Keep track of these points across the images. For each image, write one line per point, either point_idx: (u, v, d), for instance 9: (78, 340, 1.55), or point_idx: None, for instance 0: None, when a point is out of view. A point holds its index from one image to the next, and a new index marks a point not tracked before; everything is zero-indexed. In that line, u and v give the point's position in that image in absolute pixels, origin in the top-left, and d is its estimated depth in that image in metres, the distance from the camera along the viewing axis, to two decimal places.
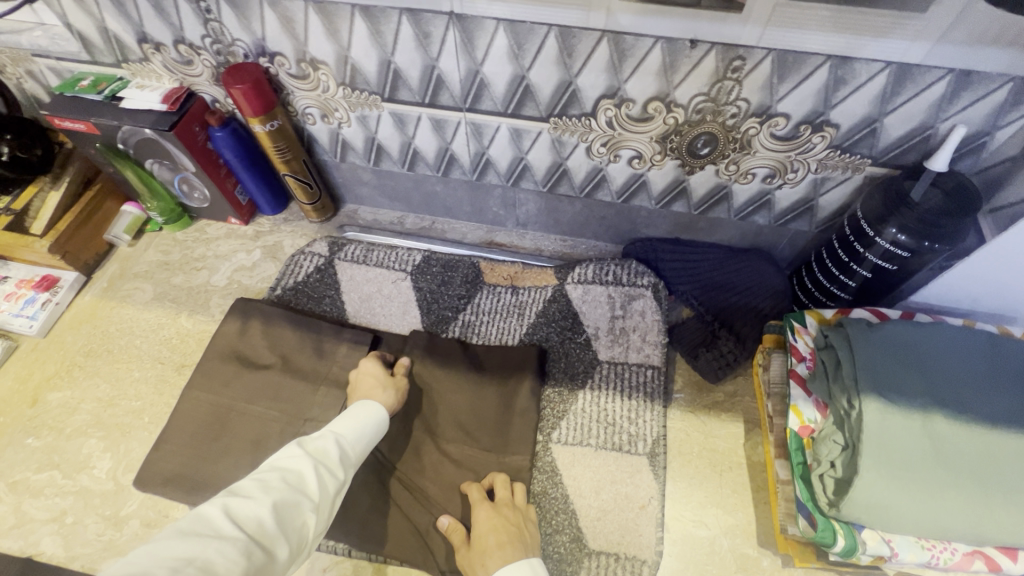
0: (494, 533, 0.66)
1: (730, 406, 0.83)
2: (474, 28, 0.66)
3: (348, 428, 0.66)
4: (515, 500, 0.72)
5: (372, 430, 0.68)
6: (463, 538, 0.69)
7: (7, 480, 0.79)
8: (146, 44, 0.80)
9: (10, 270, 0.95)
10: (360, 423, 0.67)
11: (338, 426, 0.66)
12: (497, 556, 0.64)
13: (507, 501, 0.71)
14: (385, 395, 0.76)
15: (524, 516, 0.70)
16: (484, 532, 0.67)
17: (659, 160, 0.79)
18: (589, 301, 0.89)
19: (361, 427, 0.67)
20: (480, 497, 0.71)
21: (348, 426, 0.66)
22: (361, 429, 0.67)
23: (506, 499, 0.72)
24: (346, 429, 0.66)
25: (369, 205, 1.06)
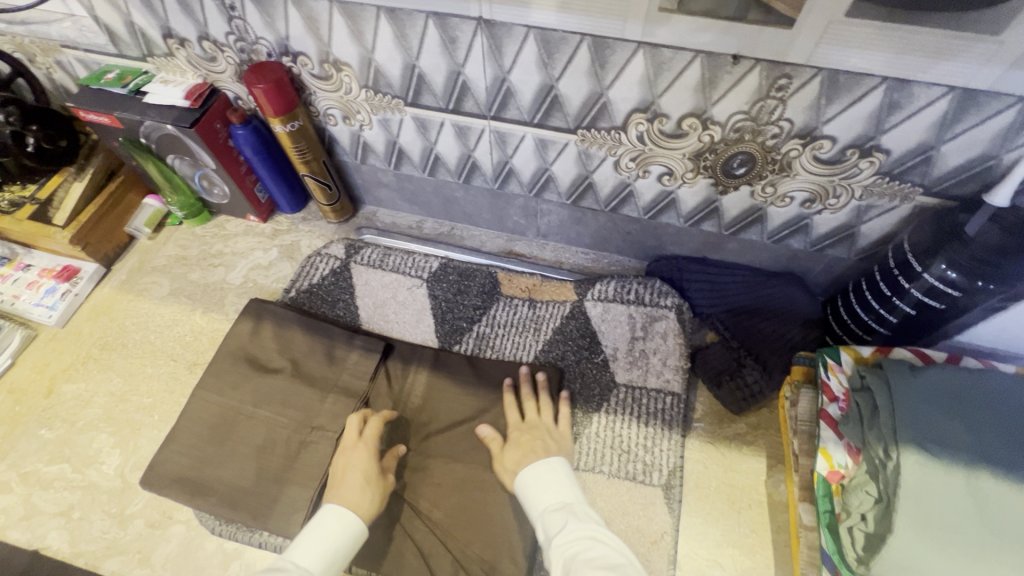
0: (523, 444, 0.73)
1: (752, 439, 0.79)
2: (502, 35, 0.63)
3: (311, 553, 0.61)
4: (540, 419, 0.77)
5: (341, 551, 0.63)
6: (499, 443, 0.76)
7: (19, 470, 0.79)
8: (171, 39, 0.79)
9: (33, 259, 0.96)
10: (325, 549, 0.62)
11: (303, 553, 0.61)
12: (522, 458, 0.71)
13: (536, 422, 0.76)
14: (366, 503, 0.67)
15: (554, 429, 0.76)
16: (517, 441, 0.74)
17: (691, 177, 0.75)
18: (608, 320, 0.86)
19: (326, 548, 0.62)
20: (515, 417, 0.77)
21: (313, 553, 0.61)
22: (328, 552, 0.62)
23: (534, 420, 0.77)
24: (311, 557, 0.61)
25: (388, 208, 1.04)
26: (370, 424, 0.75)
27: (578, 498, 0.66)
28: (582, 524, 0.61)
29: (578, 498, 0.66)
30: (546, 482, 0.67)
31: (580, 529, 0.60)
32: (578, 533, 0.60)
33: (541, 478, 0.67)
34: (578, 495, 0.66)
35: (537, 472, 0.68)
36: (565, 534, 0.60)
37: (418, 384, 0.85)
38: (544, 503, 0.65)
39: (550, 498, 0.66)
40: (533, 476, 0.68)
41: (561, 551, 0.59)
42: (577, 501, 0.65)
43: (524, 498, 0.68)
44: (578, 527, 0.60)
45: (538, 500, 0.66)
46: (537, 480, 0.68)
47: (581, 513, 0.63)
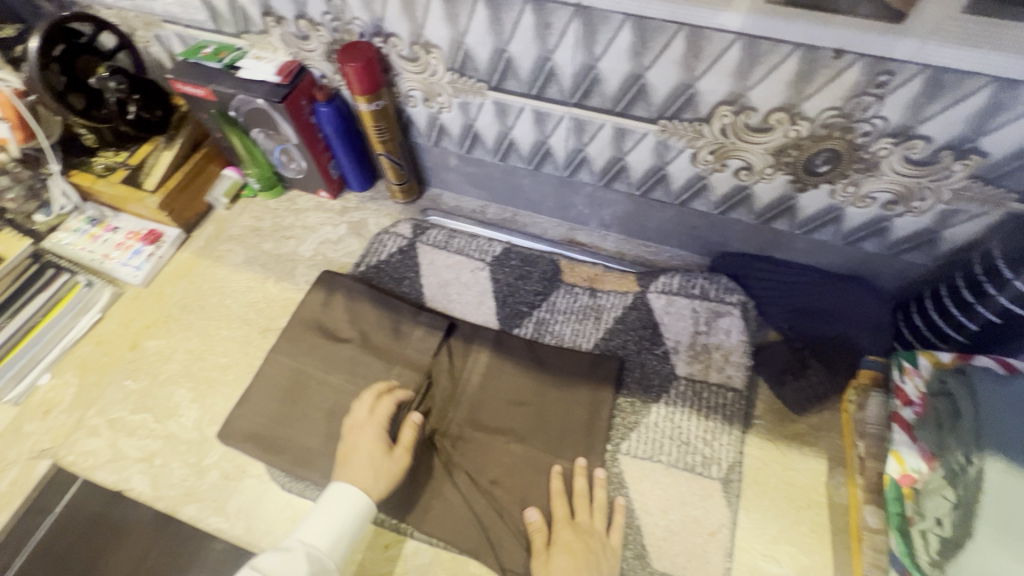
0: (573, 557, 0.66)
1: (813, 440, 0.78)
2: (598, 23, 0.64)
3: (320, 532, 0.62)
4: (590, 523, 0.70)
5: (349, 529, 0.64)
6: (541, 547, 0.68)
7: (106, 416, 0.85)
8: (269, 17, 0.83)
9: (120, 221, 1.02)
10: (333, 527, 0.63)
11: (312, 533, 0.62)
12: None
13: (588, 524, 0.70)
14: (377, 489, 0.67)
15: (597, 539, 0.69)
16: (563, 552, 0.66)
17: (769, 173, 0.75)
18: (672, 312, 0.86)
19: (335, 528, 0.63)
20: (564, 512, 0.71)
21: (323, 532, 0.62)
22: (336, 530, 0.63)
23: (577, 524, 0.70)
24: (320, 535, 0.62)
25: (453, 192, 1.06)
26: (381, 403, 0.75)
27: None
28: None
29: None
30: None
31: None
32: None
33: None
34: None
35: None
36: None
37: (478, 362, 0.87)
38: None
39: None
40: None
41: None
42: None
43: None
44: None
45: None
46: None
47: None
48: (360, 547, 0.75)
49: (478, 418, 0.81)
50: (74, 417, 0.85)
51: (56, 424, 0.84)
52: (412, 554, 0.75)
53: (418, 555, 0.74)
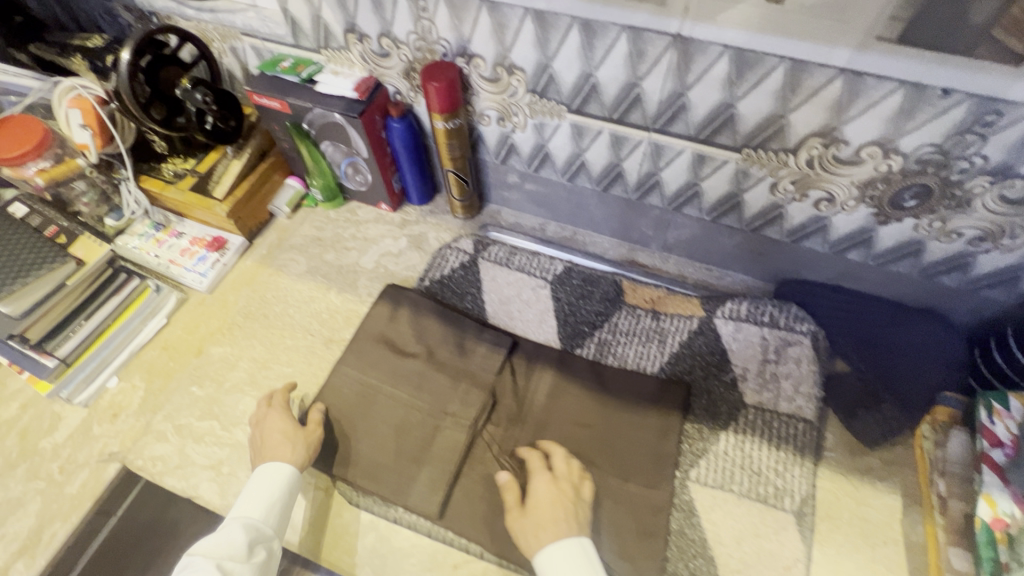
0: (547, 504, 0.68)
1: (887, 475, 0.77)
2: (695, 52, 0.64)
3: (250, 504, 0.67)
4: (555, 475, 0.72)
5: (280, 495, 0.69)
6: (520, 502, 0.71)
7: (173, 422, 0.85)
8: (352, 34, 0.84)
9: (185, 227, 1.04)
10: (265, 497, 0.68)
11: (242, 508, 0.67)
12: (536, 533, 0.67)
13: (566, 479, 0.72)
14: (296, 457, 0.72)
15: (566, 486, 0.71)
16: (538, 501, 0.69)
17: (852, 205, 0.74)
18: (740, 339, 0.86)
19: (266, 498, 0.68)
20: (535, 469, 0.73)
21: (253, 504, 0.67)
22: (268, 500, 0.68)
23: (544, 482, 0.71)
24: (252, 506, 0.67)
25: (512, 208, 1.07)
26: (275, 393, 0.80)
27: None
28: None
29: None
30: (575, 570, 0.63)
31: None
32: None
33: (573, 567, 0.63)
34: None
35: (569, 552, 0.64)
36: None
37: (543, 382, 0.87)
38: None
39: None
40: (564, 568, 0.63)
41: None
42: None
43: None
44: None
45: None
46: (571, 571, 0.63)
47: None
48: (427, 565, 0.75)
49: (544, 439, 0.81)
50: (142, 421, 0.86)
51: (123, 428, 0.85)
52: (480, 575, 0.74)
53: None
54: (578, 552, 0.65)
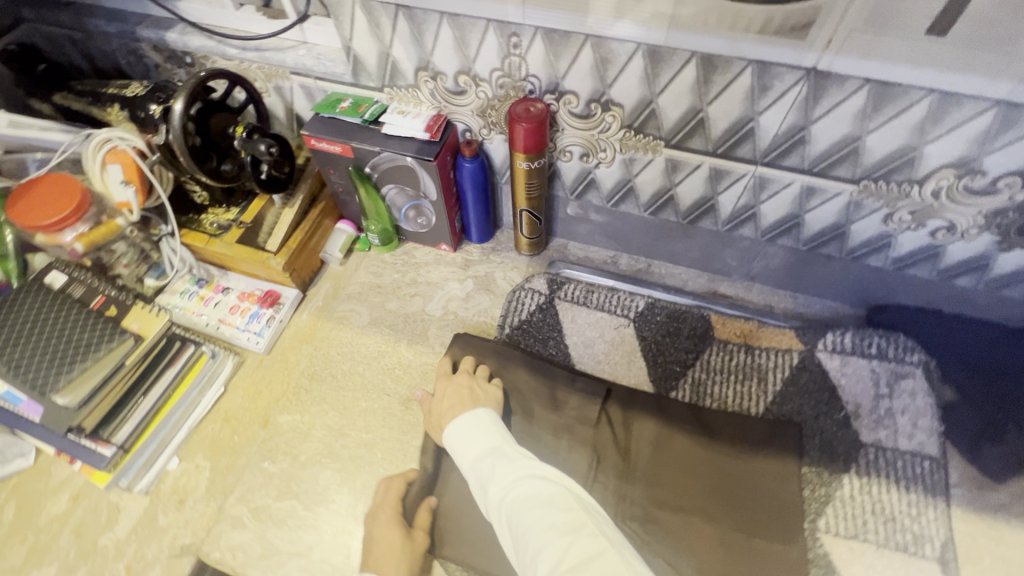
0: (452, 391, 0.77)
1: (1020, 510, 0.74)
2: (829, 86, 0.60)
3: None
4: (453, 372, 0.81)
5: None
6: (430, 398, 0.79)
7: (249, 505, 0.77)
8: (424, 72, 0.78)
9: (230, 282, 0.96)
10: None
11: None
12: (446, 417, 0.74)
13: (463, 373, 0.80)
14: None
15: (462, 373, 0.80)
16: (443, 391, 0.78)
17: (973, 233, 0.71)
18: (848, 374, 0.82)
19: None
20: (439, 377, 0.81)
21: None
22: None
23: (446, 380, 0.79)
24: None
25: (580, 241, 1.01)
26: (392, 484, 0.75)
27: (504, 437, 0.70)
28: (518, 463, 0.66)
29: (500, 434, 0.70)
30: (473, 429, 0.71)
31: (516, 468, 0.65)
32: (510, 475, 0.64)
33: (468, 428, 0.70)
34: (499, 432, 0.70)
35: (463, 422, 0.72)
36: (503, 475, 0.65)
37: (646, 431, 0.81)
38: (475, 452, 0.68)
39: (475, 444, 0.69)
40: (459, 429, 0.71)
41: (501, 497, 0.63)
42: (503, 442, 0.69)
43: (454, 444, 0.71)
44: (508, 472, 0.65)
45: (464, 448, 0.69)
46: (465, 430, 0.70)
47: (509, 454, 0.67)
48: None
49: (658, 495, 0.76)
50: (213, 506, 0.78)
51: (193, 516, 0.77)
52: None
53: None
54: (474, 416, 0.72)
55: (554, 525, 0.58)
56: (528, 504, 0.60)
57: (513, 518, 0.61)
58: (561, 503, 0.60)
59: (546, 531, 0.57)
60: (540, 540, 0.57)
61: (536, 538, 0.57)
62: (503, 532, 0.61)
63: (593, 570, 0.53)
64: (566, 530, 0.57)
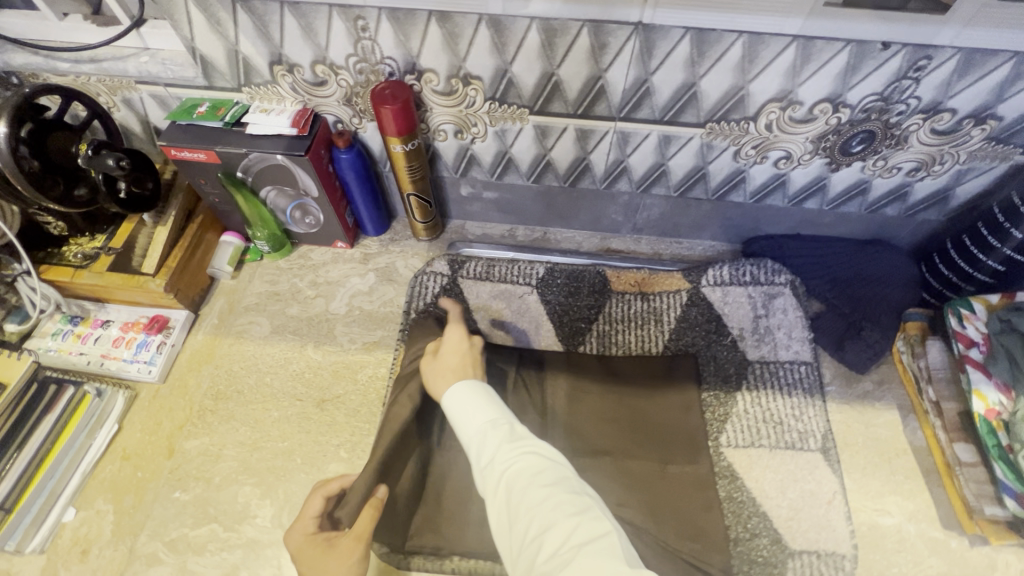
0: (460, 359, 0.72)
1: (882, 394, 0.85)
2: (658, 38, 0.65)
3: None
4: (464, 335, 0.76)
5: None
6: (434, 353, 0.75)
7: (163, 539, 0.73)
8: (278, 66, 0.75)
9: (110, 313, 0.89)
10: None
11: None
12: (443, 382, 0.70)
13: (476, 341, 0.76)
14: None
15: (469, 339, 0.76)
16: (449, 351, 0.74)
17: (807, 159, 0.80)
18: (730, 302, 0.89)
19: None
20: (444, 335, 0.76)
21: None
22: None
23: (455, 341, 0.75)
24: None
25: (477, 220, 1.03)
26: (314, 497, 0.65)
27: (507, 413, 0.65)
28: (521, 440, 0.61)
29: (502, 409, 0.65)
30: (475, 400, 0.66)
31: (518, 444, 0.60)
32: (517, 451, 0.59)
33: (469, 398, 0.65)
34: (501, 406, 0.65)
35: (470, 390, 0.66)
36: (504, 451, 0.59)
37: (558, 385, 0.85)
38: (477, 421, 0.63)
39: (480, 414, 0.64)
40: (460, 398, 0.66)
41: (501, 472, 0.58)
42: (510, 418, 0.64)
43: (456, 410, 0.65)
44: (514, 448, 0.60)
45: (468, 418, 0.64)
46: (467, 400, 0.65)
47: (511, 429, 0.62)
48: None
49: (575, 443, 0.80)
50: (123, 549, 0.73)
51: (101, 564, 0.72)
52: None
53: None
54: (479, 387, 0.67)
55: (562, 507, 0.54)
56: (532, 481, 0.56)
57: (513, 496, 0.56)
58: (567, 486, 0.56)
59: (558, 512, 0.53)
60: (545, 521, 0.53)
61: (541, 519, 0.53)
62: (499, 509, 0.56)
63: (595, 549, 0.50)
64: (573, 514, 0.53)
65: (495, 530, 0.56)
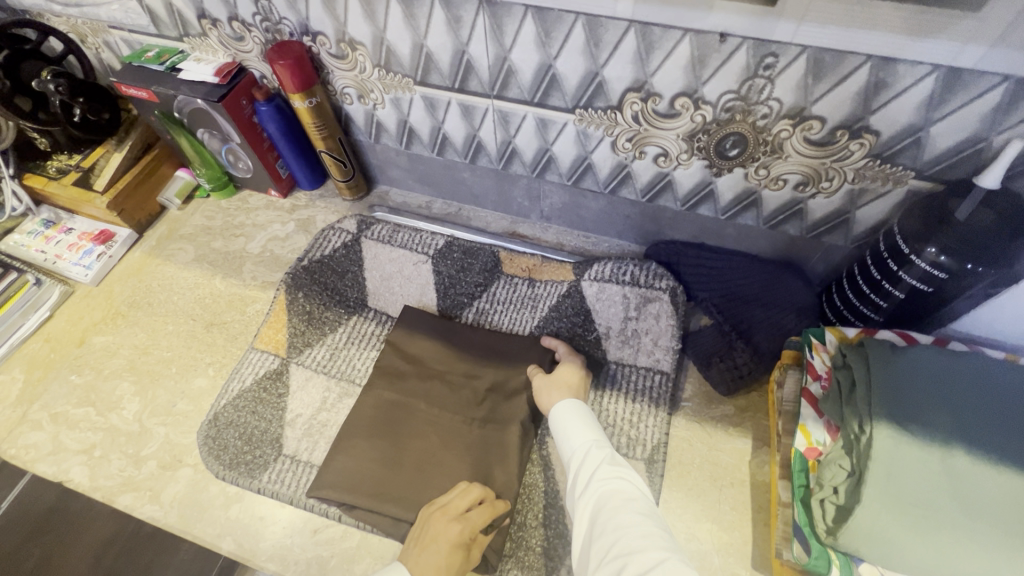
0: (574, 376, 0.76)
1: (740, 420, 0.79)
2: (503, 15, 0.66)
3: None
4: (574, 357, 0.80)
5: None
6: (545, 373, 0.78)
7: (50, 410, 0.86)
8: (204, 19, 0.85)
9: (74, 223, 1.04)
10: None
11: None
12: (560, 393, 0.73)
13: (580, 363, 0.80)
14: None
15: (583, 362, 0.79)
16: (565, 368, 0.77)
17: (686, 159, 0.76)
18: (603, 300, 0.87)
19: None
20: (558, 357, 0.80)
21: None
22: None
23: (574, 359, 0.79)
24: None
25: (400, 188, 1.08)
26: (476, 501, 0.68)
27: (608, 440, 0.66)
28: (619, 467, 0.61)
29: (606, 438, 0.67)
30: (576, 421, 0.68)
31: (615, 470, 0.61)
32: (610, 476, 0.60)
33: (571, 417, 0.68)
34: (604, 433, 0.67)
35: (572, 409, 0.69)
36: (603, 471, 0.61)
37: (429, 348, 0.86)
38: (582, 439, 0.66)
39: (581, 435, 0.66)
40: (566, 415, 0.69)
41: (593, 493, 0.59)
42: (608, 445, 0.65)
43: (560, 426, 0.69)
44: (606, 474, 0.60)
45: (570, 436, 0.67)
46: (569, 418, 0.68)
47: (611, 455, 0.64)
48: (290, 533, 0.75)
49: (397, 398, 0.81)
50: (19, 412, 0.86)
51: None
52: (339, 537, 0.74)
53: (345, 538, 0.74)
54: (581, 410, 0.70)
55: (650, 538, 0.52)
56: (625, 506, 0.56)
57: (601, 518, 0.56)
58: (658, 522, 0.54)
59: (640, 541, 0.51)
60: (630, 544, 0.52)
61: (627, 541, 0.52)
62: (588, 529, 0.57)
63: None
64: (662, 545, 0.51)
65: (582, 549, 0.56)
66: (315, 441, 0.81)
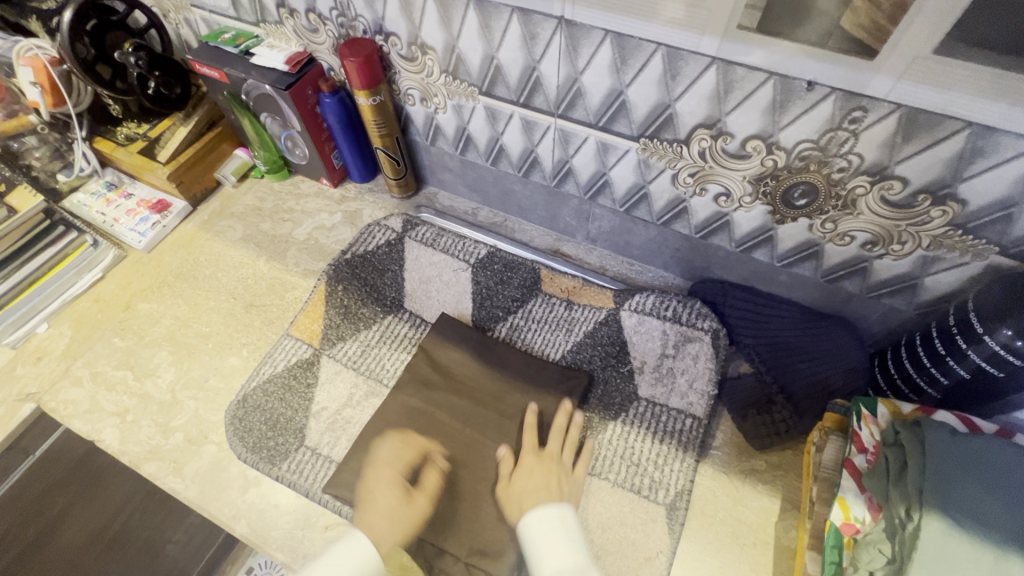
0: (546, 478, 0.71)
1: (770, 478, 0.76)
2: (580, 36, 0.65)
3: None
4: (561, 453, 0.75)
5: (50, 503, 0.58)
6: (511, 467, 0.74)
7: (91, 369, 0.89)
8: (283, 8, 0.87)
9: (134, 189, 1.07)
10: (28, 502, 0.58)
11: None
12: (533, 497, 0.69)
13: (554, 455, 0.74)
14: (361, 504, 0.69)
15: (570, 471, 0.74)
16: (525, 480, 0.71)
17: (748, 202, 0.74)
18: (641, 332, 0.85)
19: None
20: (533, 445, 0.75)
21: None
22: None
23: (555, 451, 0.75)
24: None
25: (448, 191, 1.08)
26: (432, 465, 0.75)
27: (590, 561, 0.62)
28: None
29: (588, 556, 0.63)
30: (555, 538, 0.63)
31: None
32: None
33: (548, 533, 0.63)
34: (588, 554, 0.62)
35: (549, 516, 0.65)
36: None
37: (460, 359, 0.85)
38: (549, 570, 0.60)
39: (559, 555, 0.62)
40: (545, 529, 0.64)
41: None
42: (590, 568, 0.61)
43: (529, 552, 0.63)
44: None
45: (546, 556, 0.62)
46: (545, 534, 0.63)
47: None
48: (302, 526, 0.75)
49: (421, 405, 0.81)
50: (62, 366, 0.90)
51: (44, 371, 0.89)
52: None
53: None
54: (558, 518, 0.65)
55: None
56: None
57: None
58: None
59: None
60: None
61: None
62: None
63: None
64: None
65: None
66: (337, 436, 0.81)
